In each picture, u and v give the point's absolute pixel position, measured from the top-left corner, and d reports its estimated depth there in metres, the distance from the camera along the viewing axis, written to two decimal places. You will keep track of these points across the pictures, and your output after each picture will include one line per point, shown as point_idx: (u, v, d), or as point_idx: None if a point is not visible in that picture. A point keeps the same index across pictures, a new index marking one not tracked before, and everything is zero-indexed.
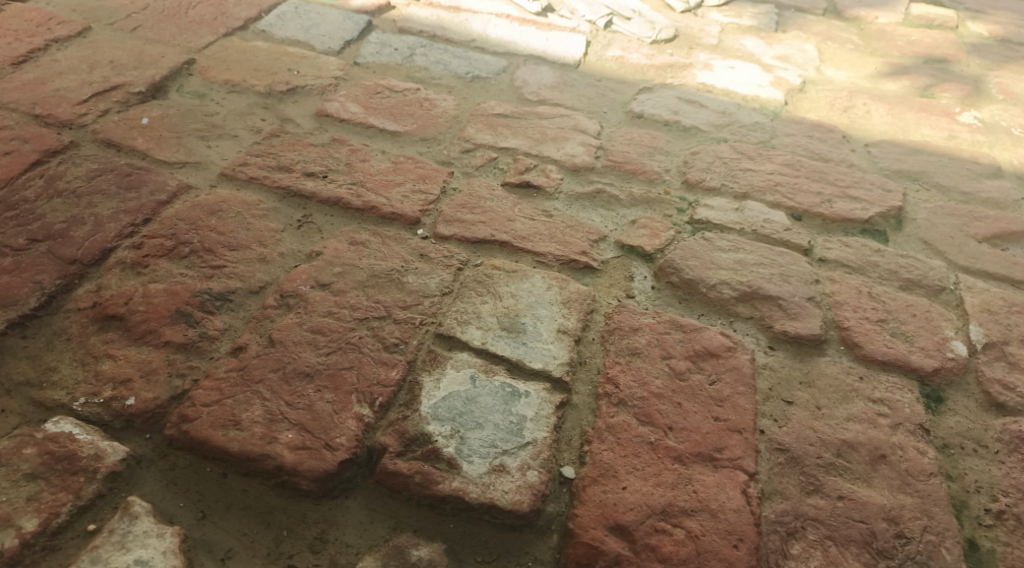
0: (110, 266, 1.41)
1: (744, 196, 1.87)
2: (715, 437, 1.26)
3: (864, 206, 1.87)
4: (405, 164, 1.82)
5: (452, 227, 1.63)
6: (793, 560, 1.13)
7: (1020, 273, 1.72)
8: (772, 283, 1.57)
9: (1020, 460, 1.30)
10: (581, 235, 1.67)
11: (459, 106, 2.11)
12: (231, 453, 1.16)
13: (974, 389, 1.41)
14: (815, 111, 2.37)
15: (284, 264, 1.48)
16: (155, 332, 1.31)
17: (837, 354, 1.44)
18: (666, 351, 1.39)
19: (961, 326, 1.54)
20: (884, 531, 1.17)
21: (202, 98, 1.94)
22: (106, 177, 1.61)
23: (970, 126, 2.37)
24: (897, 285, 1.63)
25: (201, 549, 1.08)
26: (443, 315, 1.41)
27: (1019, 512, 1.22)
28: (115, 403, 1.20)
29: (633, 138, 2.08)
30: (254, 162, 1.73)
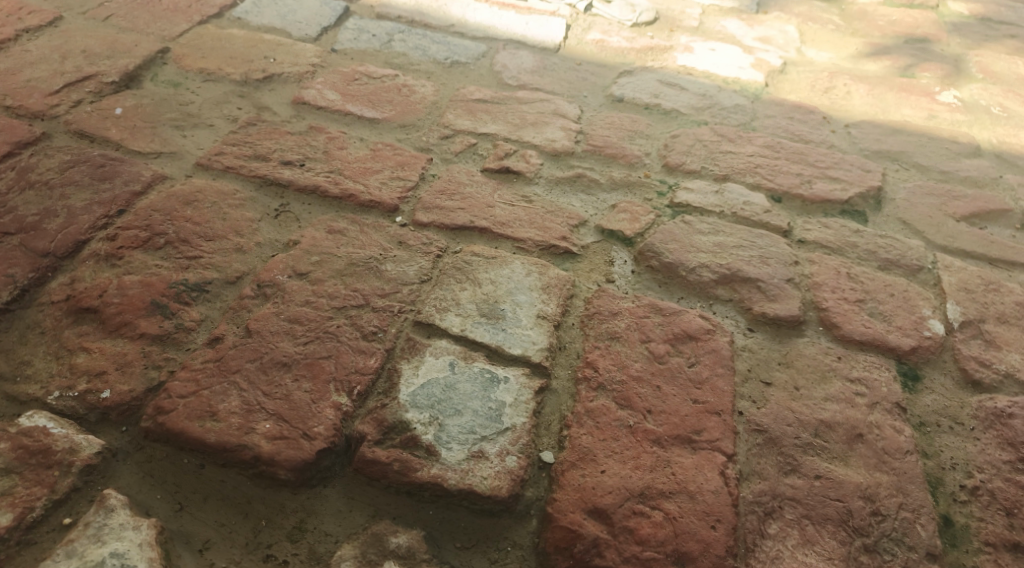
0: (84, 258, 1.40)
1: (724, 178, 1.87)
2: (693, 419, 1.26)
3: (843, 187, 1.87)
4: (384, 151, 1.81)
5: (431, 214, 1.62)
6: (770, 539, 1.14)
7: (998, 251, 1.73)
8: (752, 265, 1.58)
9: (995, 436, 1.31)
10: (561, 220, 1.66)
11: (438, 92, 2.10)
12: (207, 444, 1.16)
13: (950, 367, 1.42)
14: (796, 93, 2.37)
15: (261, 253, 1.47)
16: (130, 325, 1.30)
17: (815, 335, 1.45)
18: (645, 334, 1.40)
19: (939, 305, 1.54)
20: (860, 509, 1.18)
21: (177, 87, 1.92)
22: (80, 168, 1.59)
23: (949, 106, 2.37)
24: (876, 265, 1.64)
25: (179, 541, 1.08)
26: (421, 303, 1.40)
27: (993, 487, 1.23)
28: (90, 396, 1.20)
29: (613, 122, 2.07)
30: (230, 151, 1.71)
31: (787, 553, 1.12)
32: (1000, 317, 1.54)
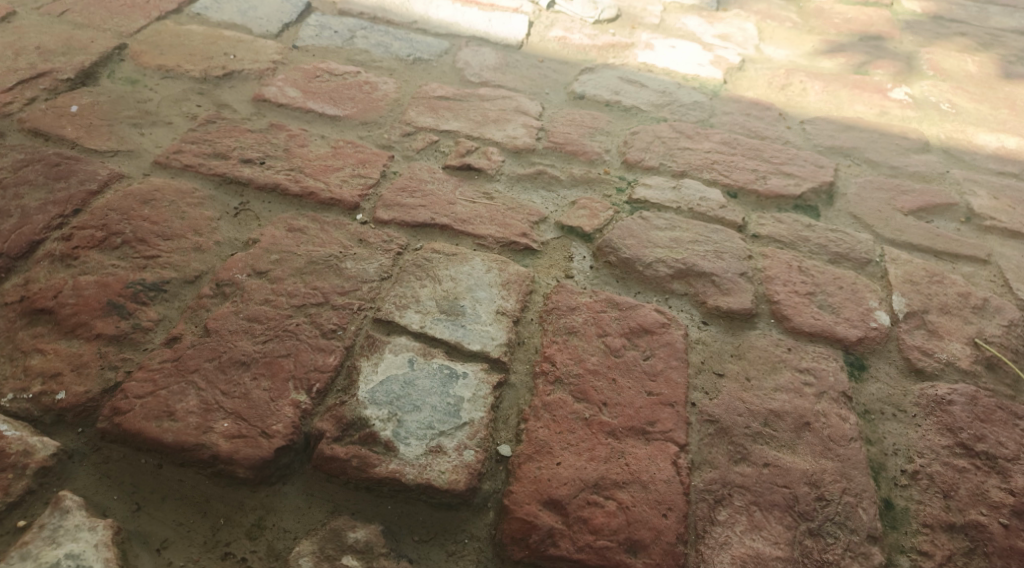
0: (39, 258, 1.39)
1: (682, 175, 1.91)
2: (647, 411, 1.29)
3: (797, 182, 1.92)
4: (345, 148, 1.81)
5: (392, 212, 1.63)
6: (720, 526, 1.17)
7: (943, 244, 1.79)
8: (706, 259, 1.61)
9: (936, 422, 1.36)
10: (522, 216, 1.68)
11: (400, 89, 2.11)
12: (165, 444, 1.16)
13: (895, 356, 1.46)
14: (753, 90, 2.42)
15: (220, 252, 1.47)
16: (86, 325, 1.29)
17: (767, 327, 1.49)
18: (601, 328, 1.42)
19: (885, 297, 1.59)
20: (805, 494, 1.22)
21: (134, 84, 1.90)
22: (33, 168, 1.57)
23: (900, 102, 2.43)
24: (826, 258, 1.69)
25: (136, 540, 1.09)
26: (381, 300, 1.41)
27: (933, 471, 1.28)
28: (45, 397, 1.19)
29: (574, 119, 2.10)
30: (189, 149, 1.70)
31: (735, 539, 1.16)
32: (943, 307, 1.59)
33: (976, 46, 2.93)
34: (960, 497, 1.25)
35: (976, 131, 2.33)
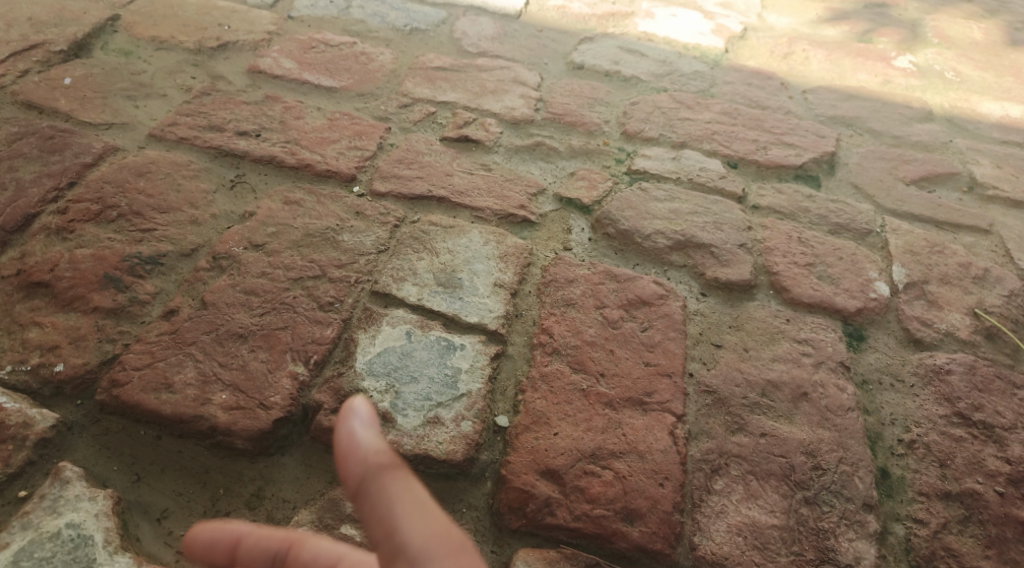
0: (35, 232, 1.38)
1: (681, 145, 1.89)
2: (645, 382, 1.30)
3: (798, 153, 1.90)
4: (341, 120, 1.80)
5: (389, 184, 1.62)
6: (716, 495, 1.18)
7: (944, 214, 1.78)
8: (705, 231, 1.60)
9: (934, 391, 1.36)
10: (520, 188, 1.67)
11: (397, 60, 2.08)
12: (163, 416, 1.16)
13: (894, 327, 1.46)
14: (755, 59, 2.39)
15: (217, 225, 1.46)
16: (83, 298, 1.29)
17: (766, 298, 1.48)
18: (599, 300, 1.42)
19: (885, 268, 1.59)
20: (802, 464, 1.22)
21: (128, 56, 1.88)
22: (27, 140, 1.56)
23: (904, 71, 2.41)
24: (826, 229, 1.68)
25: (136, 511, 1.10)
26: (378, 273, 1.41)
27: (930, 441, 1.28)
28: (43, 369, 1.19)
29: (573, 89, 2.07)
30: (184, 122, 1.69)
31: (731, 508, 1.17)
32: (943, 277, 1.59)
33: (982, 13, 2.89)
34: (956, 465, 1.26)
35: (980, 99, 2.30)
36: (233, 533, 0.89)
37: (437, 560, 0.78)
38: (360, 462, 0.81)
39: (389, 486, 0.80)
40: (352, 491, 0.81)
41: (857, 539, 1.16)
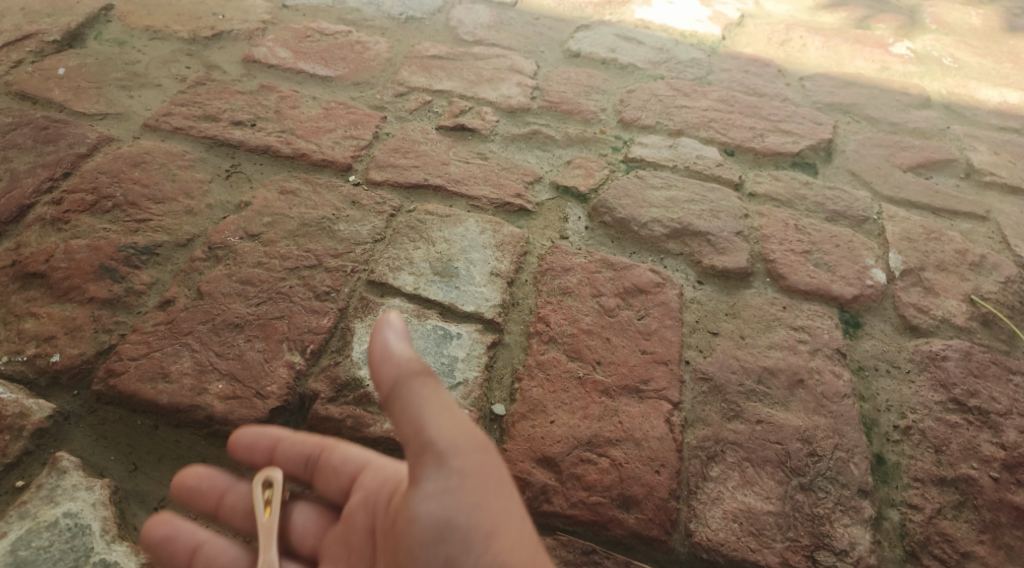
0: (29, 222, 1.38)
1: (678, 133, 1.89)
2: (641, 369, 1.30)
3: (795, 140, 1.90)
4: (337, 109, 1.79)
5: (385, 173, 1.62)
6: (712, 482, 1.18)
7: (941, 201, 1.77)
8: (702, 218, 1.60)
9: (930, 377, 1.36)
10: (516, 176, 1.67)
11: (393, 49, 2.07)
12: (160, 406, 1.17)
13: (890, 313, 1.46)
14: (752, 46, 2.38)
15: (212, 215, 1.46)
16: (79, 288, 1.29)
17: (762, 286, 1.48)
18: (596, 289, 1.42)
19: (882, 255, 1.58)
20: (798, 450, 1.22)
21: (123, 45, 1.87)
22: (21, 131, 1.56)
23: (902, 57, 2.40)
24: (823, 216, 1.67)
25: (134, 500, 1.11)
26: (375, 262, 1.41)
27: (925, 427, 1.29)
28: (40, 360, 1.19)
29: (570, 77, 2.07)
30: (179, 112, 1.68)
31: (727, 495, 1.17)
32: (939, 264, 1.59)
33: None
34: (951, 451, 1.26)
35: (978, 86, 2.29)
36: (271, 438, 1.09)
37: (459, 453, 0.93)
38: (393, 369, 0.94)
39: (419, 390, 0.94)
40: (385, 393, 0.95)
41: (852, 524, 1.16)
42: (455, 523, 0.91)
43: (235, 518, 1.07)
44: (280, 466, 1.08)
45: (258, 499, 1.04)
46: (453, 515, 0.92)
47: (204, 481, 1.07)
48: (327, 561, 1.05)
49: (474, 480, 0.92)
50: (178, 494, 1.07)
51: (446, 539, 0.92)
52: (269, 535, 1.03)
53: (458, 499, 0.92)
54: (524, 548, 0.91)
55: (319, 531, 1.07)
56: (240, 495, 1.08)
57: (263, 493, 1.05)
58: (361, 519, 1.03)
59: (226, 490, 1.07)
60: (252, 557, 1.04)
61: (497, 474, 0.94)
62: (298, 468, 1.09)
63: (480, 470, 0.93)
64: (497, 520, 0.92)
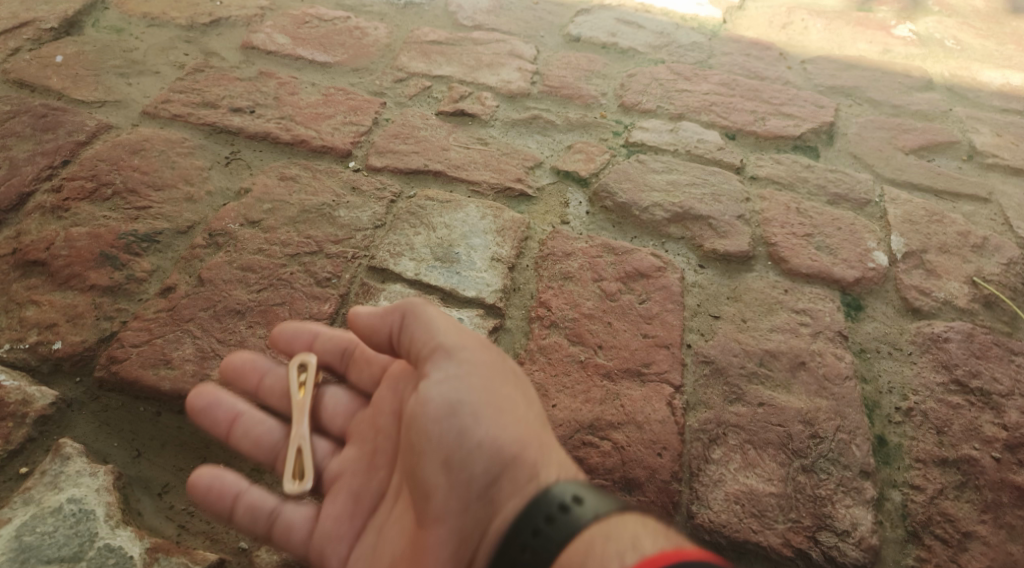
0: (29, 210, 1.38)
1: (679, 117, 1.88)
2: (643, 353, 1.30)
3: (796, 123, 1.89)
4: (336, 95, 1.78)
5: (385, 159, 1.61)
6: (714, 464, 1.18)
7: (944, 183, 1.77)
8: (703, 202, 1.60)
9: (932, 359, 1.36)
10: (517, 161, 1.66)
11: (392, 34, 2.06)
12: (162, 392, 1.17)
13: (892, 296, 1.46)
14: (754, 29, 2.37)
15: (212, 202, 1.46)
16: (80, 276, 1.29)
17: (764, 269, 1.48)
18: (597, 273, 1.42)
19: (884, 238, 1.58)
20: (800, 432, 1.23)
21: (120, 33, 1.86)
22: (20, 119, 1.55)
23: (904, 40, 2.38)
24: (825, 200, 1.67)
25: (138, 485, 1.11)
26: (375, 248, 1.41)
27: (927, 408, 1.29)
28: (42, 347, 1.20)
29: (570, 62, 2.05)
30: (177, 99, 1.68)
31: (729, 477, 1.17)
32: (942, 246, 1.58)
33: None
34: (953, 432, 1.26)
35: (981, 67, 2.28)
36: (312, 331, 1.18)
37: (467, 348, 1.05)
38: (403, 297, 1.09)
39: (428, 307, 1.08)
40: (400, 313, 1.08)
41: (853, 505, 1.16)
42: (464, 400, 1.00)
43: (272, 398, 1.15)
44: (317, 355, 1.17)
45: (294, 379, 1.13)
46: (462, 393, 1.01)
47: (247, 363, 1.15)
48: (354, 441, 1.12)
49: (481, 369, 1.03)
50: (224, 373, 1.15)
51: (455, 411, 1.00)
52: (302, 412, 1.12)
53: (467, 381, 1.02)
54: (524, 426, 1.01)
55: (349, 416, 1.15)
56: (279, 377, 1.16)
57: (299, 375, 1.14)
58: (387, 404, 1.11)
59: (267, 371, 1.15)
60: (286, 431, 1.12)
61: (501, 368, 1.05)
62: (332, 360, 1.18)
63: (486, 363, 1.04)
64: (503, 402, 1.02)
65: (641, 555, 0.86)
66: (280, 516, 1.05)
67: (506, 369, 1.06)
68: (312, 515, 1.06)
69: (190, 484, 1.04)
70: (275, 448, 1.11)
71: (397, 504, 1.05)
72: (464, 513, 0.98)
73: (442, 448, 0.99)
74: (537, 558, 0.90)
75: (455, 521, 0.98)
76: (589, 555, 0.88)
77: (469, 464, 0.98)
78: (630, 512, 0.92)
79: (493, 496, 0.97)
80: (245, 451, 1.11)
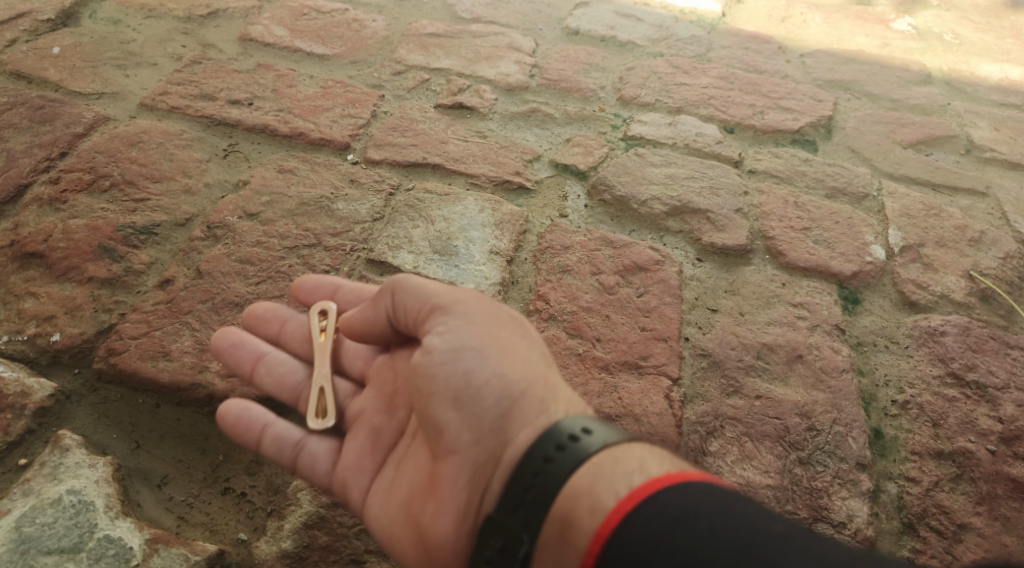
0: (27, 203, 1.38)
1: (678, 111, 1.88)
2: (641, 346, 1.30)
3: (795, 117, 1.89)
4: (334, 88, 1.78)
5: (383, 152, 1.61)
6: (712, 456, 1.19)
7: (942, 177, 1.77)
8: (702, 196, 1.60)
9: (928, 352, 1.36)
10: (515, 154, 1.66)
11: (390, 26, 2.06)
12: (161, 384, 1.17)
13: (889, 290, 1.46)
14: (753, 23, 2.36)
15: (210, 194, 1.46)
16: (78, 268, 1.29)
17: (762, 263, 1.48)
18: (596, 267, 1.42)
19: (881, 231, 1.58)
20: (797, 425, 1.23)
21: (117, 24, 1.86)
22: (17, 111, 1.55)
23: (903, 33, 2.38)
24: (823, 193, 1.67)
25: (137, 477, 1.11)
26: (374, 241, 1.41)
27: (923, 401, 1.29)
28: (40, 339, 1.20)
29: (568, 55, 2.05)
30: (175, 91, 1.67)
31: (727, 469, 1.18)
32: (939, 241, 1.58)
33: None
34: (949, 425, 1.27)
35: (979, 61, 2.28)
36: (333, 284, 1.21)
37: (461, 298, 1.05)
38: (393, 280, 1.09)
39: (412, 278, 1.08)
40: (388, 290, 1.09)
41: (849, 497, 1.17)
42: (467, 343, 1.01)
43: (293, 343, 1.18)
44: (339, 304, 1.20)
45: (313, 324, 1.16)
46: (463, 336, 1.01)
47: (269, 311, 1.20)
48: (373, 382, 1.14)
49: (478, 314, 1.04)
50: (248, 322, 1.20)
51: (460, 353, 1.00)
52: (322, 355, 1.14)
53: (467, 325, 1.02)
54: (528, 365, 1.02)
55: (368, 360, 1.17)
56: (300, 324, 1.19)
57: (318, 321, 1.17)
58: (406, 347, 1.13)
59: (288, 318, 1.19)
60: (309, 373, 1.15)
61: (498, 313, 1.06)
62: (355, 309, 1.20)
63: (482, 308, 1.05)
64: (505, 343, 1.02)
65: (647, 476, 0.88)
66: (304, 450, 1.07)
67: (503, 313, 1.06)
68: (334, 449, 1.08)
69: (219, 415, 1.07)
70: (299, 386, 1.14)
71: (414, 441, 1.05)
72: (479, 447, 0.97)
73: (450, 386, 0.99)
74: (551, 482, 0.90)
75: (468, 455, 0.98)
76: (599, 478, 0.89)
77: (480, 399, 0.98)
78: (639, 440, 0.94)
79: (507, 428, 0.97)
80: (269, 390, 1.14)
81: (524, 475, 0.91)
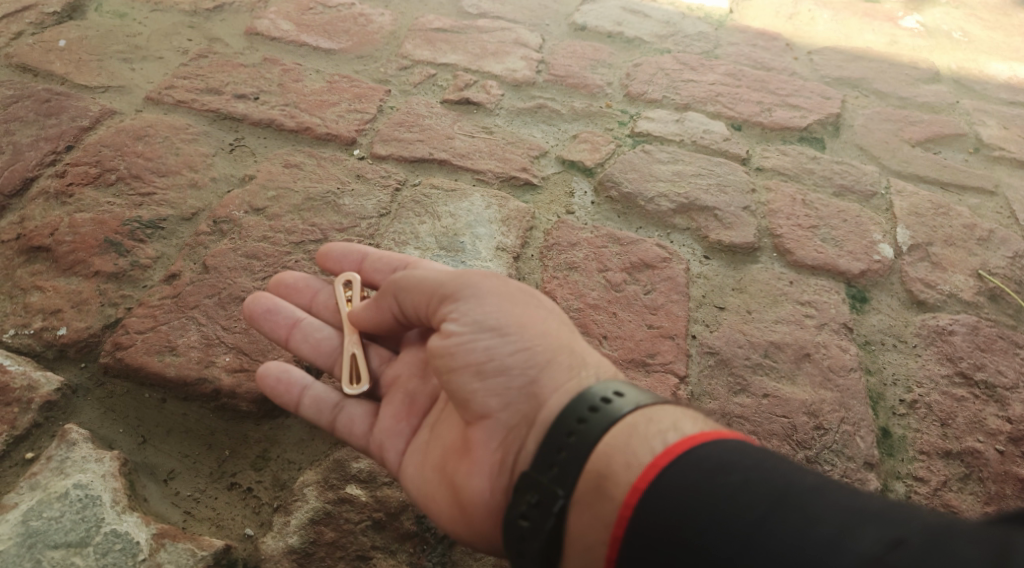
0: (33, 196, 1.38)
1: (685, 108, 1.87)
2: (647, 344, 1.30)
3: (803, 114, 1.88)
4: (341, 83, 1.77)
5: (389, 147, 1.61)
6: None
7: (950, 175, 1.76)
8: (709, 193, 1.59)
9: (936, 352, 1.36)
10: (522, 150, 1.66)
11: (396, 21, 2.05)
12: (168, 379, 1.17)
13: (897, 289, 1.46)
14: (761, 20, 2.35)
15: (216, 188, 1.45)
16: (85, 262, 1.29)
17: (769, 261, 1.48)
18: (603, 264, 1.41)
19: (890, 230, 1.57)
20: (804, 424, 1.23)
21: (123, 17, 1.85)
22: (23, 104, 1.55)
23: (912, 31, 2.37)
24: (831, 191, 1.66)
25: (144, 472, 1.11)
26: (380, 236, 1.40)
27: (931, 401, 1.29)
28: (47, 333, 1.20)
29: (575, 51, 2.04)
30: (181, 85, 1.67)
31: None
32: (947, 239, 1.58)
33: None
34: (957, 425, 1.26)
35: (988, 60, 2.27)
36: (362, 252, 1.24)
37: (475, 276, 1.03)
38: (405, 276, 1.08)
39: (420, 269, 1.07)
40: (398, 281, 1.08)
41: None
42: (486, 320, 0.99)
43: (325, 312, 1.22)
44: (368, 275, 1.23)
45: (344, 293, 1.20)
46: (481, 313, 0.99)
47: (300, 282, 1.24)
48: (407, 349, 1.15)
49: (495, 291, 1.02)
50: (279, 293, 1.23)
51: (479, 331, 0.98)
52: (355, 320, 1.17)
53: (484, 303, 1.00)
54: (552, 333, 1.00)
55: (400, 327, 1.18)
56: (330, 294, 1.23)
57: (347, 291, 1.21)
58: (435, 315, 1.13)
59: (319, 288, 1.23)
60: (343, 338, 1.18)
61: (513, 289, 1.04)
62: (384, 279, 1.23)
63: (498, 286, 1.03)
64: (525, 317, 1.00)
65: (681, 434, 0.89)
66: (342, 415, 1.09)
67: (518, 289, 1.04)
68: (370, 412, 1.10)
69: (258, 375, 1.10)
70: (333, 353, 1.17)
71: (445, 406, 1.05)
72: (510, 412, 0.96)
73: (471, 361, 0.97)
74: (585, 441, 0.89)
75: (499, 419, 0.97)
76: (633, 435, 0.89)
77: (505, 370, 0.97)
78: (671, 405, 0.94)
79: (536, 393, 0.96)
80: (304, 355, 1.17)
81: (557, 434, 0.90)
